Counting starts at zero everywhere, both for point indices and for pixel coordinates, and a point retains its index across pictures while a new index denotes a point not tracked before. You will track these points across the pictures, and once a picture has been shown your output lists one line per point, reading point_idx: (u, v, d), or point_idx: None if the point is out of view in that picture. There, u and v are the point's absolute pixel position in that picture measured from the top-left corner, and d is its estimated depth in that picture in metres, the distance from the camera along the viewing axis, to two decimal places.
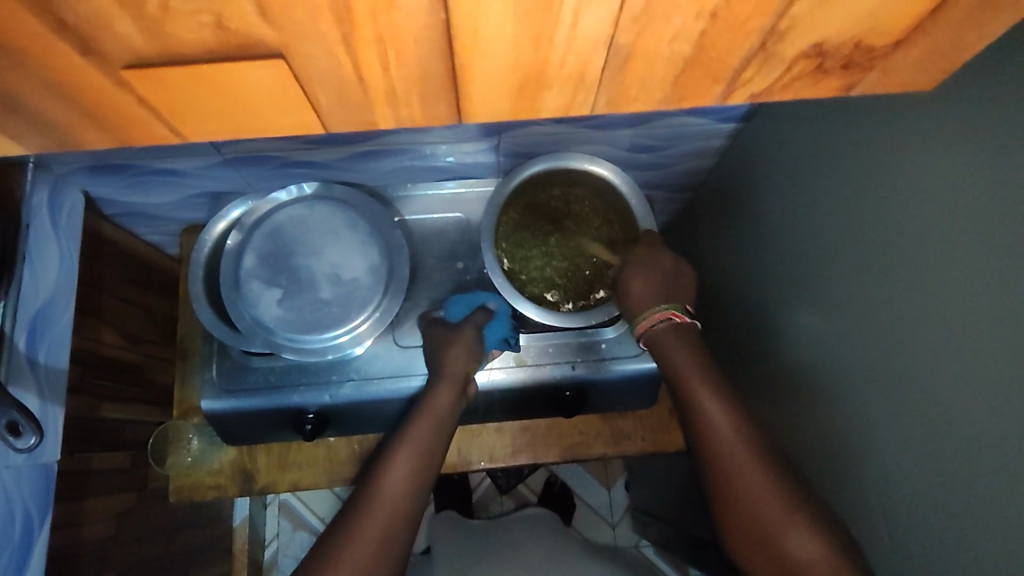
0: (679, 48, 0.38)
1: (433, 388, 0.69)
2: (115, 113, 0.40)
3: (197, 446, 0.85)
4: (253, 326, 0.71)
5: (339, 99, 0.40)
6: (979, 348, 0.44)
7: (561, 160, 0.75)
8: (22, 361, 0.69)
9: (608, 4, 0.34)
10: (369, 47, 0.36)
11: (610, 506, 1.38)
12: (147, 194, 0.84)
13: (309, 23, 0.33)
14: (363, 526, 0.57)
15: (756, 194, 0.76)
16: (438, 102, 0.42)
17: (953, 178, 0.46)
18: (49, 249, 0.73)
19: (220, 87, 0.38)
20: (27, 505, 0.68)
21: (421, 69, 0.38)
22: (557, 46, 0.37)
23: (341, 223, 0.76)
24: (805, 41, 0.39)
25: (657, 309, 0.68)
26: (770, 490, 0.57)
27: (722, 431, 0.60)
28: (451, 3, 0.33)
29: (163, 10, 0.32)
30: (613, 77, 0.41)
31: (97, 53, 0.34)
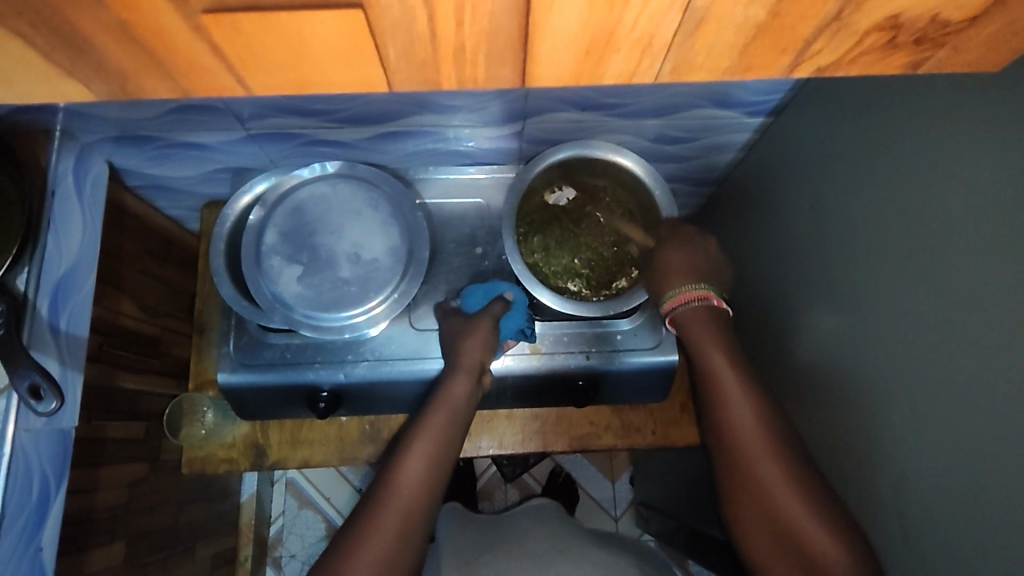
0: (754, 14, 0.37)
1: (449, 378, 0.68)
2: (152, 73, 0.40)
3: (212, 419, 0.86)
4: (272, 302, 0.72)
5: (406, 55, 0.39)
6: (1009, 352, 0.43)
7: (586, 149, 0.74)
8: (44, 325, 0.70)
9: None
10: (445, 2, 0.35)
11: (613, 499, 1.39)
12: (170, 167, 0.84)
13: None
14: (380, 520, 0.58)
15: (782, 189, 0.76)
16: (503, 66, 0.41)
17: (999, 172, 0.45)
18: (73, 215, 0.74)
19: (277, 30, 0.36)
20: (44, 468, 0.69)
21: (492, 25, 0.37)
22: (632, 5, 0.36)
23: (363, 204, 0.76)
24: (881, 12, 0.37)
25: (696, 288, 0.67)
26: (761, 442, 0.60)
27: (736, 409, 0.61)
28: None
29: None
30: (684, 42, 0.40)
31: (138, 14, 0.34)
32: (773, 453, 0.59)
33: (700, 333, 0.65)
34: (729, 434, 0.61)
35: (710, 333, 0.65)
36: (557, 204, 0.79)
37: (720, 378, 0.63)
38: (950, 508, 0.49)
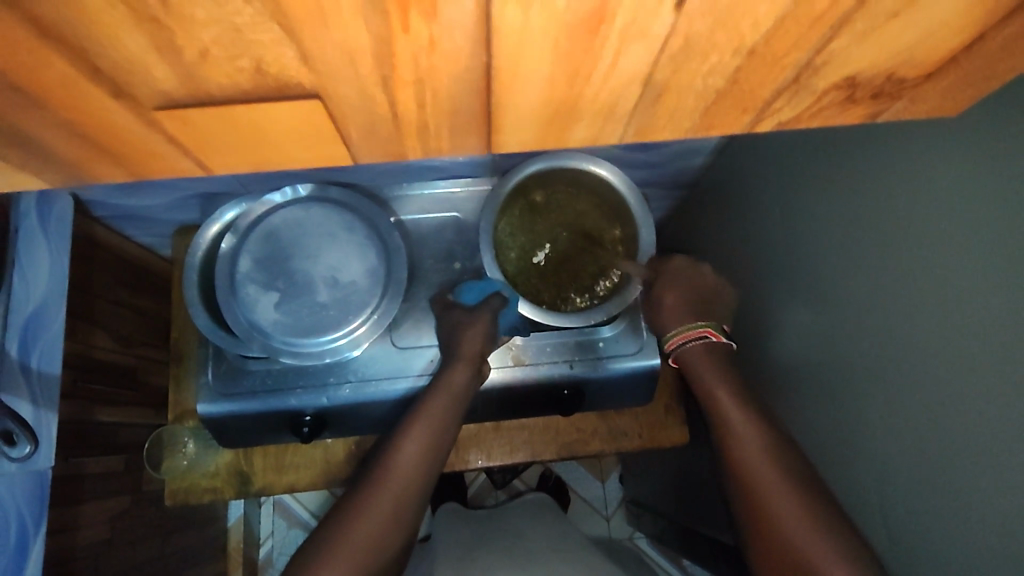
0: (713, 83, 0.39)
1: (449, 366, 0.70)
2: (138, 144, 0.39)
3: (193, 449, 0.85)
4: (249, 330, 0.71)
5: (369, 133, 0.41)
6: (973, 354, 0.45)
7: (561, 160, 0.75)
8: (14, 368, 0.69)
9: (649, 44, 0.34)
10: (407, 88, 0.36)
11: (604, 498, 1.40)
12: (137, 196, 0.82)
13: (349, 66, 0.33)
14: (377, 496, 0.60)
15: (751, 195, 0.77)
16: (468, 135, 0.43)
17: (957, 196, 0.46)
18: (39, 255, 0.73)
19: (235, 119, 0.37)
20: (22, 511, 0.67)
21: (453, 105, 0.39)
22: (593, 83, 0.37)
23: (339, 225, 0.76)
24: (839, 74, 0.39)
25: (693, 326, 0.69)
26: (774, 479, 0.55)
27: (752, 446, 0.58)
28: (493, 46, 0.33)
29: (201, 56, 0.32)
30: (647, 109, 0.41)
31: (111, 103, 0.34)
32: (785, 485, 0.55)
33: (703, 369, 0.66)
34: (753, 496, 0.55)
35: (715, 369, 0.65)
36: (535, 216, 0.79)
37: (727, 416, 0.60)
38: (926, 504, 0.50)
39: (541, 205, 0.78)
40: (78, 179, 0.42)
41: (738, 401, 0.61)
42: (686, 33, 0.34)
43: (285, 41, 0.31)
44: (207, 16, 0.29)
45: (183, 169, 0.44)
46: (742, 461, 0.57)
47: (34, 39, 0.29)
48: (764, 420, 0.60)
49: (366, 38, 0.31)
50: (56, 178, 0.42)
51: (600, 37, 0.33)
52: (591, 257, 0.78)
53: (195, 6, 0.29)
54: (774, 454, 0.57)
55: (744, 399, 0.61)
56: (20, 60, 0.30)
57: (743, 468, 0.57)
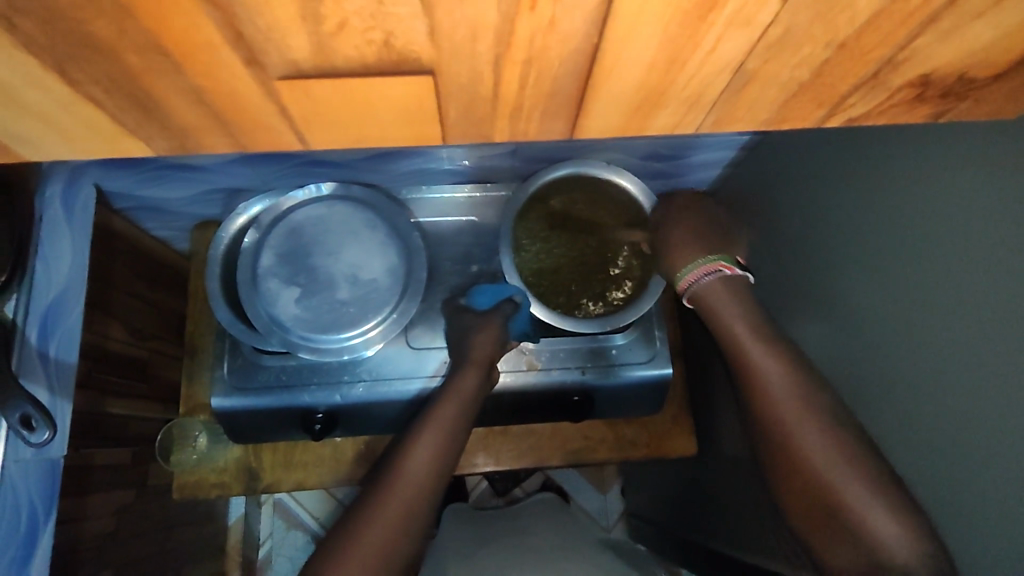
0: (797, 75, 0.40)
1: (459, 370, 0.71)
2: (254, 113, 0.40)
3: (204, 443, 0.85)
4: (270, 325, 0.72)
5: (466, 114, 0.42)
6: (991, 348, 0.45)
7: (589, 168, 0.79)
8: (31, 353, 0.69)
9: (750, 32, 0.35)
10: (514, 67, 0.37)
11: (604, 510, 1.39)
12: (161, 188, 0.83)
13: (468, 44, 0.35)
14: (390, 501, 0.60)
15: (767, 208, 0.78)
16: (557, 118, 0.44)
17: (967, 203, 0.47)
18: (62, 244, 0.73)
19: (352, 92, 0.39)
20: (33, 501, 0.67)
21: (553, 87, 0.40)
22: (688, 69, 0.38)
23: (361, 224, 0.77)
24: (915, 72, 0.40)
25: (705, 261, 0.62)
26: (802, 418, 0.52)
27: (775, 385, 0.54)
28: (608, 28, 0.34)
29: (338, 27, 0.33)
30: (728, 99, 0.42)
31: (242, 71, 0.36)
32: (823, 428, 0.52)
33: (725, 307, 0.60)
34: (782, 439, 0.53)
35: (734, 302, 0.60)
36: (554, 220, 0.79)
37: (748, 353, 0.57)
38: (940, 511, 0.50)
39: (560, 210, 0.80)
40: (183, 147, 0.44)
41: (765, 341, 0.57)
42: (787, 23, 0.35)
43: (420, 16, 0.32)
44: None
45: (284, 144, 0.45)
46: (767, 400, 0.54)
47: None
48: (787, 354, 0.56)
49: (494, 14, 0.33)
50: (162, 143, 0.43)
51: (705, 24, 0.34)
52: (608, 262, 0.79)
53: None
54: (810, 399, 0.53)
55: (764, 333, 0.58)
56: (167, 19, 0.32)
57: (769, 406, 0.54)
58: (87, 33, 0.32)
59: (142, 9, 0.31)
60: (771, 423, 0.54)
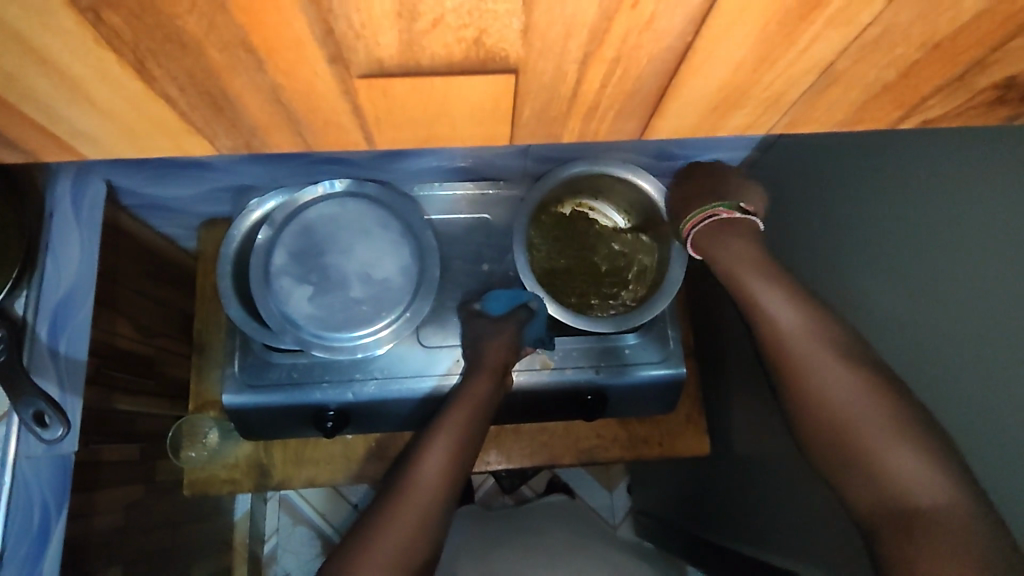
0: (885, 75, 0.40)
1: (472, 376, 0.71)
2: (326, 110, 0.41)
3: (215, 439, 0.84)
4: (282, 322, 0.72)
5: (539, 113, 0.42)
6: (996, 334, 0.44)
7: (601, 166, 0.76)
8: (43, 352, 0.69)
9: (847, 32, 0.36)
10: (601, 65, 0.37)
11: (611, 507, 1.39)
12: (168, 185, 0.83)
13: (561, 41, 0.35)
14: (402, 509, 0.60)
15: (776, 209, 0.78)
16: (631, 118, 0.44)
17: (973, 204, 0.46)
18: (71, 241, 0.73)
19: (425, 91, 0.39)
20: (45, 497, 0.67)
21: (635, 86, 0.40)
22: (777, 68, 0.39)
23: (373, 222, 0.76)
24: (1002, 73, 0.40)
25: (703, 208, 0.64)
26: (821, 360, 0.54)
27: (793, 333, 0.56)
28: (705, 27, 0.34)
29: (432, 24, 0.33)
30: (808, 100, 0.43)
31: (319, 66, 0.36)
32: (839, 362, 0.54)
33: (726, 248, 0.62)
34: (805, 385, 0.55)
35: (741, 248, 0.61)
36: (567, 223, 0.80)
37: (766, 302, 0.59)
38: None
39: (572, 214, 0.81)
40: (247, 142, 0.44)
41: (775, 282, 0.59)
42: (887, 23, 0.35)
43: (517, 13, 0.32)
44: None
45: (350, 142, 0.46)
46: (789, 349, 0.56)
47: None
48: (804, 301, 0.58)
49: (593, 13, 0.33)
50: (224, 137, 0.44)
51: (805, 23, 0.35)
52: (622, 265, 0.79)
53: None
54: (828, 342, 0.55)
55: (783, 280, 0.59)
56: (259, 15, 0.32)
57: (792, 354, 0.56)
58: (176, 25, 0.33)
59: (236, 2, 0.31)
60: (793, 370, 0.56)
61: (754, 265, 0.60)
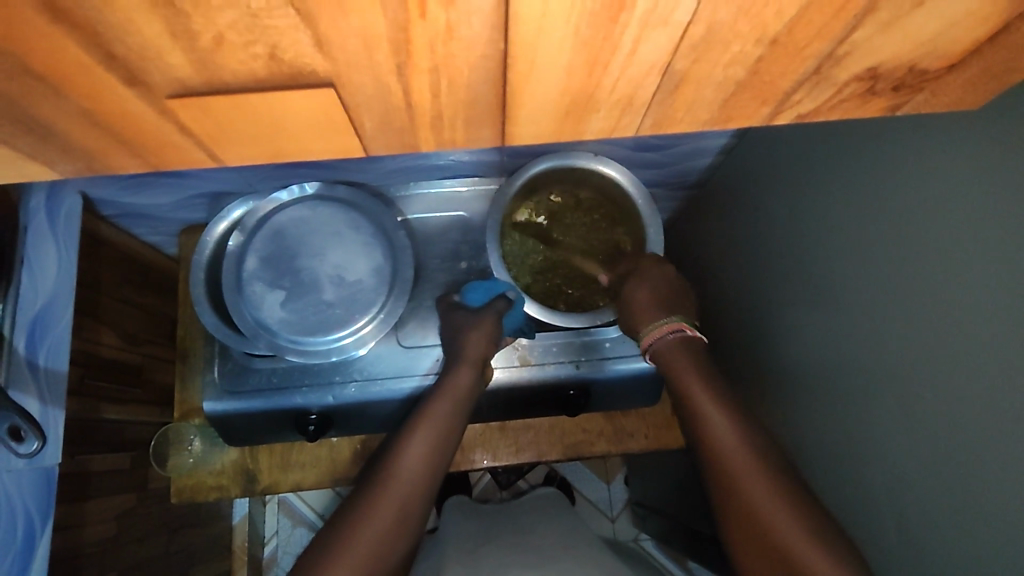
0: (733, 73, 0.39)
1: (453, 369, 0.70)
2: (153, 132, 0.40)
3: (200, 447, 0.85)
4: (256, 328, 0.72)
5: (384, 125, 0.41)
6: (988, 327, 0.44)
7: (568, 158, 0.76)
8: (21, 364, 0.68)
9: (669, 32, 0.34)
10: (422, 76, 0.36)
11: (609, 500, 1.39)
12: (143, 194, 0.82)
13: (364, 54, 0.34)
14: (383, 498, 0.59)
15: (756, 196, 0.77)
16: (483, 126, 0.43)
17: (958, 196, 0.46)
18: (47, 253, 0.72)
19: (247, 112, 0.38)
20: (28, 507, 0.67)
21: (469, 95, 0.39)
22: (611, 72, 0.37)
23: (344, 224, 0.77)
24: (861, 65, 0.38)
25: (667, 321, 0.67)
26: (751, 469, 0.56)
27: (727, 439, 0.58)
28: (512, 34, 0.33)
29: (216, 43, 0.32)
30: (664, 100, 0.41)
31: (124, 91, 0.35)
32: (776, 495, 0.54)
33: (677, 363, 0.64)
34: (732, 491, 0.55)
35: (689, 362, 0.64)
36: (562, 206, 0.80)
37: (702, 410, 0.60)
38: (942, 496, 0.48)
39: (574, 200, 0.80)
40: (91, 171, 0.44)
41: (717, 400, 0.61)
42: (708, 21, 0.33)
43: (302, 27, 0.31)
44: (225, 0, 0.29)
45: (196, 160, 0.44)
46: (720, 452, 0.57)
47: (49, 23, 0.29)
48: (739, 415, 0.60)
49: (382, 24, 0.31)
50: (68, 166, 0.43)
51: (618, 26, 0.33)
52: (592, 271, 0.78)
53: None
54: (759, 454, 0.57)
55: (718, 393, 0.61)
56: (28, 42, 0.30)
57: (720, 458, 0.57)
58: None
59: (4, 33, 0.30)
60: (721, 475, 0.56)
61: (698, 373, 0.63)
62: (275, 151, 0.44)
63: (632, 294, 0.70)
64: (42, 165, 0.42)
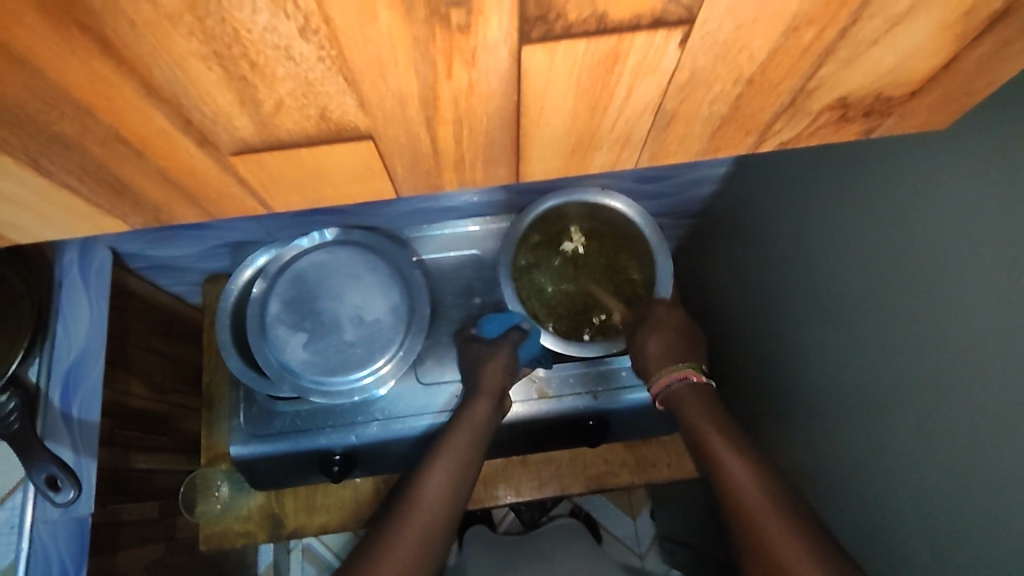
0: (717, 109, 0.41)
1: (471, 399, 0.71)
2: (214, 185, 0.42)
3: (226, 492, 0.86)
4: (280, 371, 0.74)
5: (412, 168, 0.43)
6: (991, 335, 0.44)
7: (576, 196, 0.80)
8: (55, 416, 0.70)
9: (659, 78, 0.36)
10: (448, 126, 0.39)
11: (635, 535, 1.37)
12: (170, 248, 0.86)
13: (399, 111, 0.36)
14: (405, 528, 0.60)
15: (757, 222, 0.78)
16: (499, 166, 0.45)
17: (952, 206, 0.47)
18: (80, 307, 0.75)
19: (301, 160, 0.40)
20: (63, 559, 0.68)
21: (488, 139, 0.41)
22: (610, 114, 0.40)
23: (362, 266, 0.79)
24: (831, 96, 0.40)
25: (675, 367, 0.71)
26: (769, 509, 0.57)
27: (741, 482, 0.60)
28: (524, 86, 0.36)
29: (276, 107, 0.35)
30: (658, 136, 0.43)
31: (197, 151, 0.38)
32: (793, 535, 0.55)
33: (690, 408, 0.69)
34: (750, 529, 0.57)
35: (702, 408, 0.68)
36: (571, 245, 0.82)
37: (718, 455, 0.63)
38: (956, 507, 0.49)
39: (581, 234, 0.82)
40: (160, 222, 0.46)
41: (731, 444, 0.64)
42: (691, 66, 0.36)
43: (348, 91, 0.34)
44: (287, 73, 0.32)
45: (250, 208, 0.46)
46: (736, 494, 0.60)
47: (142, 97, 0.33)
48: (752, 457, 0.62)
49: (417, 84, 0.34)
50: (141, 220, 0.45)
51: (614, 74, 0.36)
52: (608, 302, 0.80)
53: (277, 65, 0.32)
54: (776, 495, 0.58)
55: (733, 439, 0.64)
56: (123, 113, 0.34)
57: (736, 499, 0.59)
58: (59, 131, 0.34)
59: (101, 106, 0.33)
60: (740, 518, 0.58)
61: (711, 419, 0.66)
62: (315, 198, 0.46)
63: (645, 344, 0.74)
64: (98, 224, 0.45)
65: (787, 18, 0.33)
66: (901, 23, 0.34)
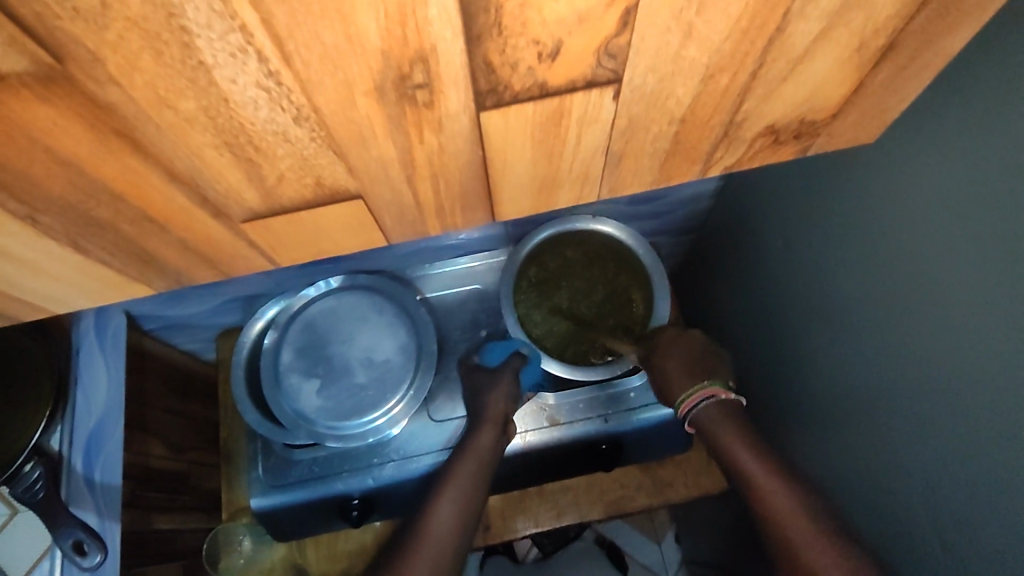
0: (661, 146, 0.43)
1: (476, 430, 0.73)
2: (228, 250, 0.45)
3: (248, 546, 0.86)
4: (296, 419, 0.76)
5: (400, 220, 0.45)
6: (985, 328, 0.45)
7: (568, 223, 0.82)
8: (79, 481, 0.71)
9: (602, 127, 0.39)
10: (425, 181, 0.41)
11: (662, 561, 1.35)
12: (183, 307, 0.90)
13: (382, 172, 0.39)
14: (412, 563, 0.62)
15: (752, 233, 0.81)
16: (476, 210, 0.47)
17: (929, 204, 0.49)
18: (98, 371, 0.78)
19: (300, 223, 0.43)
20: None
21: (462, 189, 0.44)
22: (566, 158, 0.42)
23: (368, 309, 0.82)
24: (761, 124, 0.43)
25: (700, 387, 0.69)
26: (808, 529, 0.58)
27: (777, 501, 0.61)
28: (486, 143, 0.39)
29: (279, 179, 0.38)
30: (612, 173, 0.45)
31: (212, 222, 0.41)
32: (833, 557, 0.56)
33: (719, 428, 0.67)
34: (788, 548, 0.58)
35: (731, 428, 0.67)
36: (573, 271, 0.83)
37: (749, 473, 0.64)
38: (963, 496, 0.50)
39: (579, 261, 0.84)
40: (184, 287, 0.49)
41: (763, 462, 0.64)
42: (629, 114, 0.39)
43: (337, 161, 0.37)
44: (285, 151, 0.36)
45: (262, 266, 0.49)
46: (770, 513, 0.60)
47: (164, 180, 0.36)
48: (788, 474, 0.63)
49: (394, 151, 0.37)
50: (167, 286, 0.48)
51: (563, 126, 0.39)
52: (610, 324, 0.82)
53: (276, 146, 0.35)
54: (816, 512, 0.59)
55: (765, 456, 0.64)
56: (148, 194, 0.37)
57: (771, 518, 0.60)
58: (89, 220, 0.37)
59: (130, 190, 0.36)
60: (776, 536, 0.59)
61: (740, 436, 0.66)
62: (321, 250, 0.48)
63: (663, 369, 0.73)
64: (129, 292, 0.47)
65: (700, 69, 0.36)
66: (803, 61, 0.37)
